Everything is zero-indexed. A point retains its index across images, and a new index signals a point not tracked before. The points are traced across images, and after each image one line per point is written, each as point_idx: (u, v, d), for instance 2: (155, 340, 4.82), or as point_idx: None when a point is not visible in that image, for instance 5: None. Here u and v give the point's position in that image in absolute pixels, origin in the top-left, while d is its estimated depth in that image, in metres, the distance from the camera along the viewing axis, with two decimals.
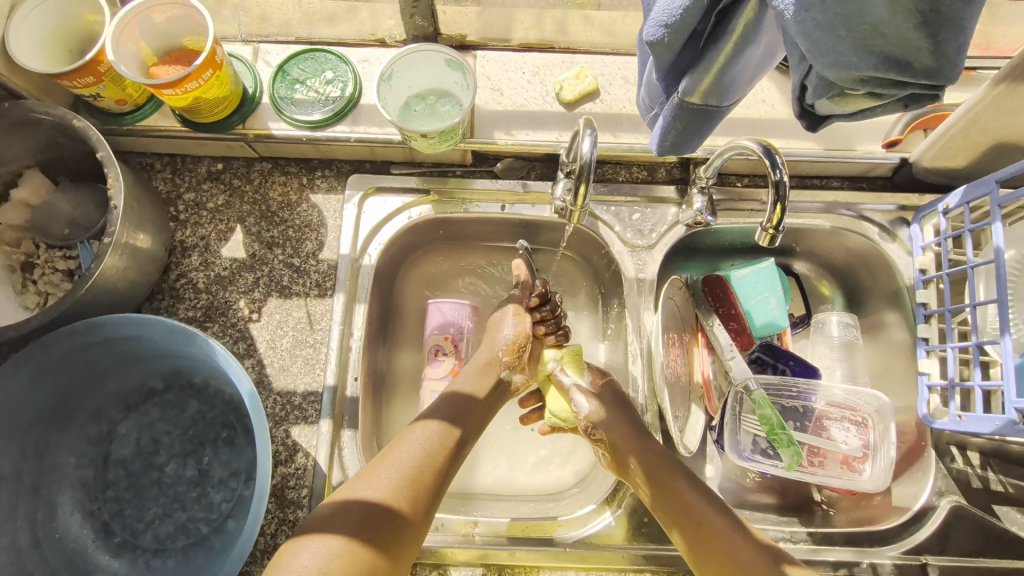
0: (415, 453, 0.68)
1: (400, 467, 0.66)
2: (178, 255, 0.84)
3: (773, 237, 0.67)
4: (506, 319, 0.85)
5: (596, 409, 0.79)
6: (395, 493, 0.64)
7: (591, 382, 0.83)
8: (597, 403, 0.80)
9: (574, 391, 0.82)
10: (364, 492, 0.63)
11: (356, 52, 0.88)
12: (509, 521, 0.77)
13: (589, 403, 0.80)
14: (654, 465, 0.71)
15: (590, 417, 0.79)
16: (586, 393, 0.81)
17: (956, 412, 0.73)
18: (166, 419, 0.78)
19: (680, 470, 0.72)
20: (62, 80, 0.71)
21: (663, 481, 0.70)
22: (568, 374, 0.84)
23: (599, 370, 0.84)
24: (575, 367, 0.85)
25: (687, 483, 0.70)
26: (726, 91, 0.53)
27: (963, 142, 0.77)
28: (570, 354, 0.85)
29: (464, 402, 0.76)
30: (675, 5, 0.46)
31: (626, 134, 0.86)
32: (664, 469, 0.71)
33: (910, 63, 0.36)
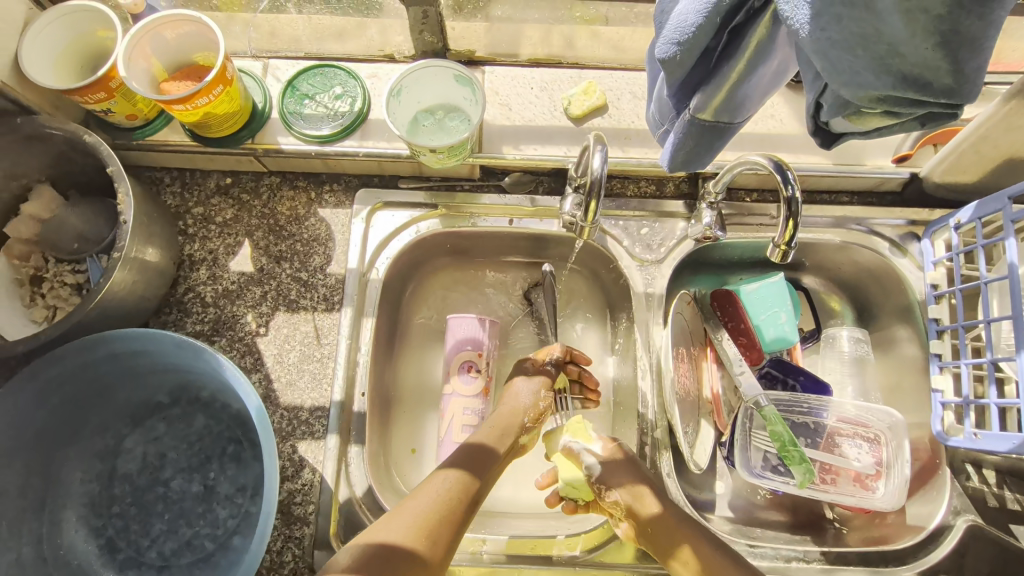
0: (438, 500, 0.66)
1: (420, 511, 0.65)
2: (187, 268, 0.84)
3: (784, 254, 0.67)
4: (522, 386, 0.83)
5: (609, 472, 0.75)
6: (414, 535, 0.62)
7: (601, 447, 0.79)
8: (609, 467, 0.75)
9: (586, 457, 0.78)
10: (384, 535, 0.62)
11: (365, 68, 0.88)
12: (509, 539, 0.76)
13: (599, 465, 0.76)
14: (674, 529, 0.69)
15: (603, 479, 0.74)
16: (598, 456, 0.77)
17: (970, 430, 0.73)
18: (172, 434, 0.78)
19: (703, 534, 0.69)
20: (73, 96, 0.72)
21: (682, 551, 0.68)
22: (579, 443, 0.80)
23: (610, 437, 0.80)
24: (586, 438, 0.80)
25: (712, 547, 0.67)
26: (738, 108, 0.53)
27: (974, 157, 0.77)
28: (577, 425, 0.82)
29: (484, 450, 0.74)
30: (687, 24, 0.46)
31: (635, 149, 0.86)
32: (685, 532, 0.69)
33: (929, 83, 0.36)
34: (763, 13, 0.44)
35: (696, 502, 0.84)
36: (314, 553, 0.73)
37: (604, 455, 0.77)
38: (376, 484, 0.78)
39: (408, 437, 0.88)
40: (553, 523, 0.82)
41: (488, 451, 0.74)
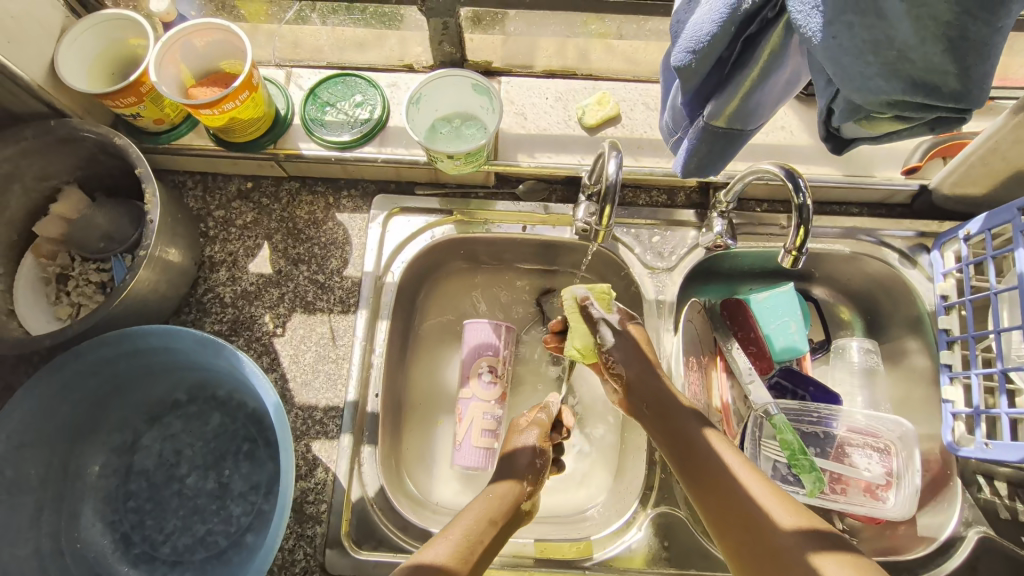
0: (473, 522, 0.66)
1: (460, 535, 0.65)
2: (207, 269, 0.86)
3: (796, 260, 0.67)
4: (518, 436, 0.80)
5: (616, 348, 0.80)
6: (456, 557, 0.62)
7: (618, 320, 0.81)
8: (622, 344, 0.80)
9: (601, 326, 0.81)
10: (427, 555, 0.62)
11: (385, 78, 0.91)
12: (533, 543, 0.77)
13: (612, 340, 0.80)
14: (666, 408, 0.75)
15: (610, 352, 0.80)
16: (616, 329, 0.80)
17: (982, 439, 0.73)
18: (188, 431, 0.79)
19: (692, 412, 0.74)
20: (106, 101, 0.74)
21: (675, 425, 0.74)
22: (596, 309, 0.81)
23: (627, 312, 0.83)
24: (605, 306, 0.81)
25: (693, 423, 0.73)
26: (751, 115, 0.54)
27: (982, 170, 0.78)
28: (602, 290, 0.82)
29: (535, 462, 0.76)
30: (703, 33, 0.48)
31: (647, 158, 0.88)
32: (671, 409, 0.75)
33: (938, 87, 0.37)
34: (776, 23, 0.46)
35: None
36: (326, 551, 0.74)
37: (621, 329, 0.81)
38: (387, 484, 0.79)
39: (433, 409, 0.91)
40: (563, 528, 0.82)
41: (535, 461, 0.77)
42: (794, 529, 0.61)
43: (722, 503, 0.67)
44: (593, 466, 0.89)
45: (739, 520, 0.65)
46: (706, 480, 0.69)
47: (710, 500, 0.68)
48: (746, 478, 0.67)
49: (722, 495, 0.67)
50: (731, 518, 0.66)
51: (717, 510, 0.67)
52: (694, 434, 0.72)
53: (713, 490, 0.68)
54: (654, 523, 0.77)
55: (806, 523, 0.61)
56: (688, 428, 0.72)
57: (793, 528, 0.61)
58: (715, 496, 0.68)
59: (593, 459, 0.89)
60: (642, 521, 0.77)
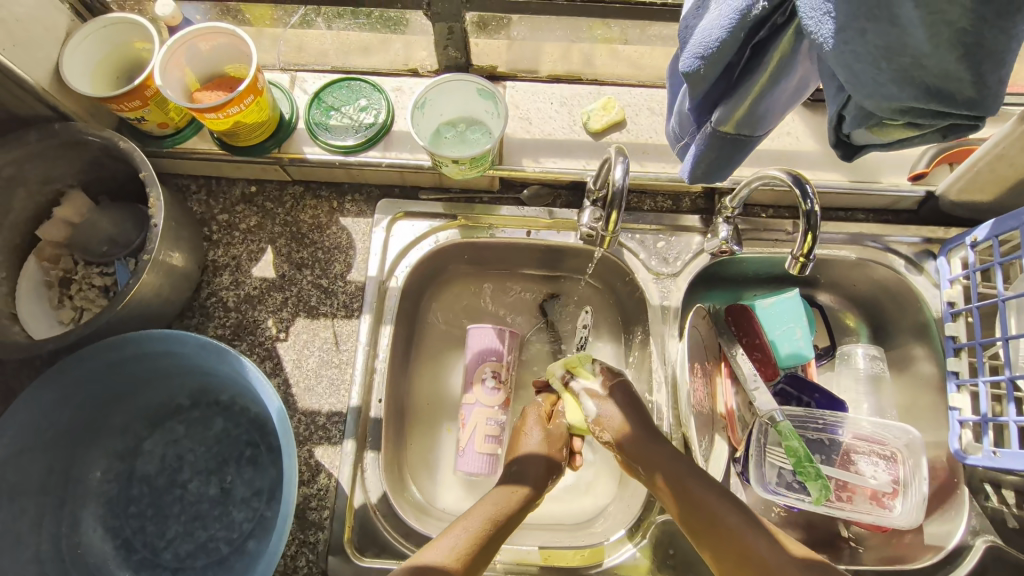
0: (477, 522, 0.67)
1: (461, 538, 0.65)
2: (210, 273, 0.85)
3: (803, 266, 0.67)
4: (533, 437, 0.79)
5: (607, 413, 0.78)
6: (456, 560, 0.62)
7: (601, 383, 0.81)
8: (612, 408, 0.78)
9: (585, 397, 0.80)
10: (427, 556, 0.62)
11: (389, 82, 0.91)
12: (535, 550, 0.77)
13: (598, 407, 0.79)
14: (665, 470, 0.71)
15: (601, 421, 0.78)
16: (600, 394, 0.80)
17: (990, 447, 0.72)
18: (190, 435, 0.79)
19: (694, 471, 0.71)
20: (110, 104, 0.74)
21: (676, 488, 0.70)
22: (578, 379, 0.82)
23: (608, 369, 0.82)
24: (584, 373, 0.82)
25: (702, 484, 0.70)
26: (759, 121, 0.54)
27: (990, 176, 0.77)
28: (575, 359, 0.83)
29: (549, 462, 0.77)
30: (712, 39, 0.47)
31: (652, 163, 0.88)
32: (678, 471, 0.71)
33: (952, 95, 0.37)
34: (786, 29, 0.46)
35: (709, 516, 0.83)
36: (329, 559, 0.73)
37: (605, 392, 0.80)
38: (391, 490, 0.78)
39: (437, 417, 0.90)
40: (567, 535, 0.81)
41: (551, 462, 0.77)
42: None
43: (741, 562, 0.66)
44: (598, 473, 0.88)
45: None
46: (725, 542, 0.67)
47: (731, 566, 0.66)
48: (762, 533, 0.67)
49: (742, 559, 0.66)
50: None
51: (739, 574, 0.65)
52: (701, 494, 0.69)
53: (733, 553, 0.66)
54: (658, 529, 0.77)
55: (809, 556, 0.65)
56: (693, 488, 0.69)
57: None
58: (734, 561, 0.66)
59: (598, 466, 0.88)
60: (647, 529, 0.77)
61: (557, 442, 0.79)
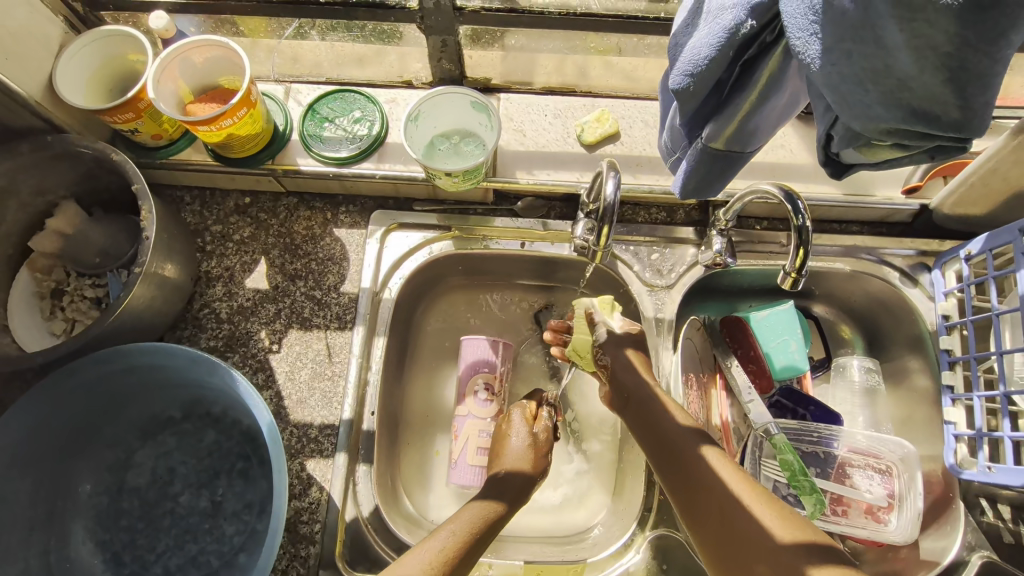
0: (463, 529, 0.66)
1: (449, 540, 0.64)
2: (203, 285, 0.85)
3: (795, 281, 0.67)
4: (516, 439, 0.79)
5: (610, 341, 0.80)
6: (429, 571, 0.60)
7: (621, 327, 0.81)
8: (616, 341, 0.80)
9: (600, 327, 0.81)
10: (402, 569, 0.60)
11: (384, 94, 0.91)
12: (524, 563, 0.76)
13: (609, 334, 0.80)
14: (646, 402, 0.75)
15: (602, 344, 0.80)
16: (614, 332, 0.81)
17: (984, 463, 0.72)
18: (182, 448, 0.79)
19: (673, 408, 0.74)
20: (103, 116, 0.74)
21: (654, 417, 0.74)
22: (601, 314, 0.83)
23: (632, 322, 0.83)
24: (609, 313, 0.82)
25: (677, 421, 0.72)
26: (750, 137, 0.54)
27: (983, 190, 0.77)
28: (608, 301, 0.83)
29: (523, 475, 0.75)
30: (700, 56, 0.47)
31: (646, 175, 0.88)
32: (656, 408, 0.74)
33: (938, 117, 0.37)
34: (774, 47, 0.46)
35: None
36: (320, 573, 0.73)
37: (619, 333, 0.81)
38: (384, 504, 0.78)
39: (431, 429, 0.90)
40: (559, 549, 0.80)
41: (527, 479, 0.76)
42: (787, 540, 0.59)
43: (699, 494, 0.67)
44: (592, 484, 0.88)
45: (719, 516, 0.65)
46: (688, 474, 0.68)
47: (690, 493, 0.68)
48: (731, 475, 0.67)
49: (704, 490, 0.67)
50: (713, 513, 0.65)
51: (695, 503, 0.67)
52: (672, 427, 0.72)
53: (698, 489, 0.67)
54: (655, 541, 0.76)
55: (801, 533, 0.60)
56: (666, 421, 0.73)
57: (779, 532, 0.60)
58: (694, 491, 0.67)
59: (592, 479, 0.88)
60: (641, 543, 0.76)
61: (536, 459, 0.78)
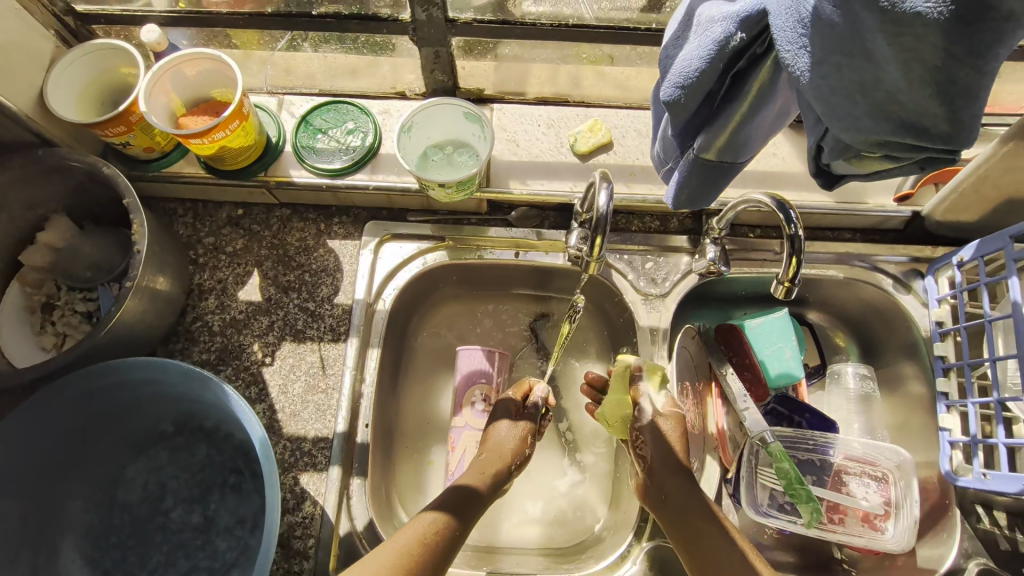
0: (456, 498, 0.69)
1: (443, 507, 0.67)
2: (196, 297, 0.85)
3: (788, 290, 0.67)
4: (503, 427, 0.79)
5: (649, 429, 0.76)
6: (419, 541, 0.63)
7: (663, 404, 0.78)
8: (654, 427, 0.76)
9: (644, 401, 0.78)
10: (398, 538, 0.63)
11: (377, 105, 0.91)
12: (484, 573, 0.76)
13: (650, 418, 0.76)
14: (688, 510, 0.70)
15: (641, 429, 0.76)
16: (657, 410, 0.77)
17: (980, 469, 0.72)
18: (174, 463, 0.78)
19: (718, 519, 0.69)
20: (94, 129, 0.74)
21: (697, 530, 0.69)
22: (646, 383, 0.79)
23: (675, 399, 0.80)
24: (655, 385, 0.79)
25: (725, 537, 0.68)
26: (742, 148, 0.54)
27: (974, 197, 0.78)
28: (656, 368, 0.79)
29: (467, 490, 0.71)
30: (691, 69, 0.47)
31: (640, 185, 0.88)
32: (702, 519, 0.69)
33: (927, 129, 0.37)
34: (765, 59, 0.46)
35: None
36: None
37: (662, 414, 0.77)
38: (378, 518, 0.76)
39: (424, 438, 0.90)
40: (556, 561, 0.80)
41: (474, 493, 0.71)
42: None
43: None
44: (588, 495, 0.87)
45: None
46: None
47: None
48: None
49: None
50: None
51: None
52: (718, 545, 0.67)
53: None
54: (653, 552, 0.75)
55: None
56: (710, 535, 0.68)
57: None
58: None
59: (590, 490, 0.87)
60: (638, 554, 0.76)
61: (484, 472, 0.73)
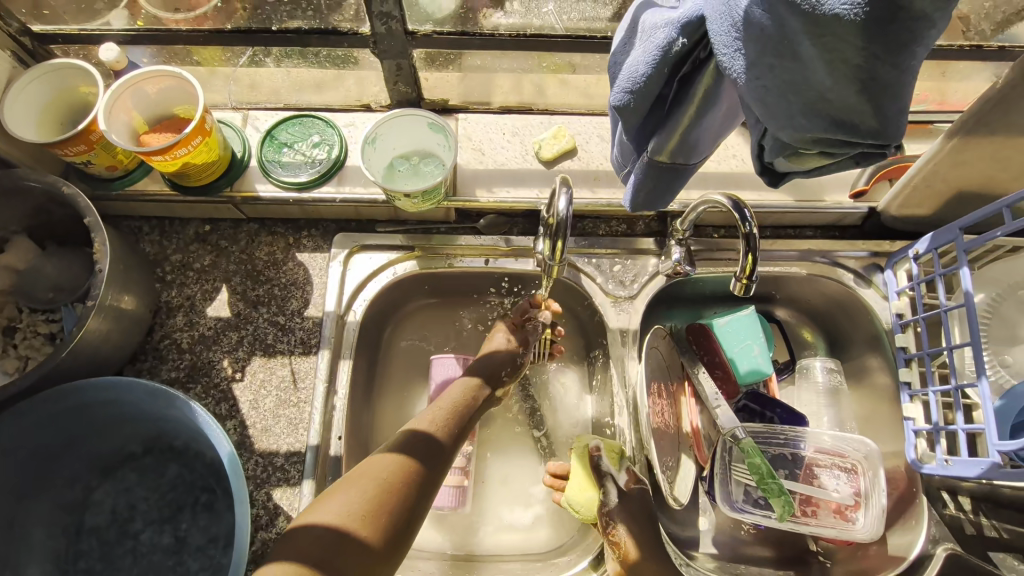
0: (445, 412, 0.76)
1: (427, 425, 0.74)
2: (163, 315, 0.84)
3: (747, 287, 0.68)
4: (500, 339, 0.87)
5: (620, 516, 0.75)
6: (399, 464, 0.69)
7: (625, 482, 0.78)
8: (625, 507, 0.75)
9: (608, 483, 0.77)
10: (385, 463, 0.69)
11: (342, 118, 0.92)
12: None
13: (619, 500, 0.76)
14: None
15: (612, 515, 0.75)
16: (621, 488, 0.77)
17: (943, 456, 0.73)
18: (143, 483, 0.77)
19: None
20: (54, 149, 0.73)
21: None
22: (605, 463, 0.79)
23: (635, 475, 0.79)
24: (615, 464, 0.79)
25: None
26: (693, 150, 0.55)
27: (925, 192, 0.80)
28: (614, 446, 0.81)
29: (429, 439, 0.73)
30: (638, 74, 0.49)
31: (604, 189, 0.90)
32: None
33: (856, 125, 0.38)
34: (709, 63, 0.47)
35: (678, 539, 0.85)
36: None
37: (626, 491, 0.77)
38: None
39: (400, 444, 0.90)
40: (535, 566, 0.81)
41: (438, 441, 0.73)
42: None
43: None
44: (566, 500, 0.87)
45: None
46: None
47: None
48: None
49: None
50: None
51: None
52: None
53: None
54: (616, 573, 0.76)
55: None
56: None
57: None
58: None
59: None
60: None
61: (443, 421, 0.75)
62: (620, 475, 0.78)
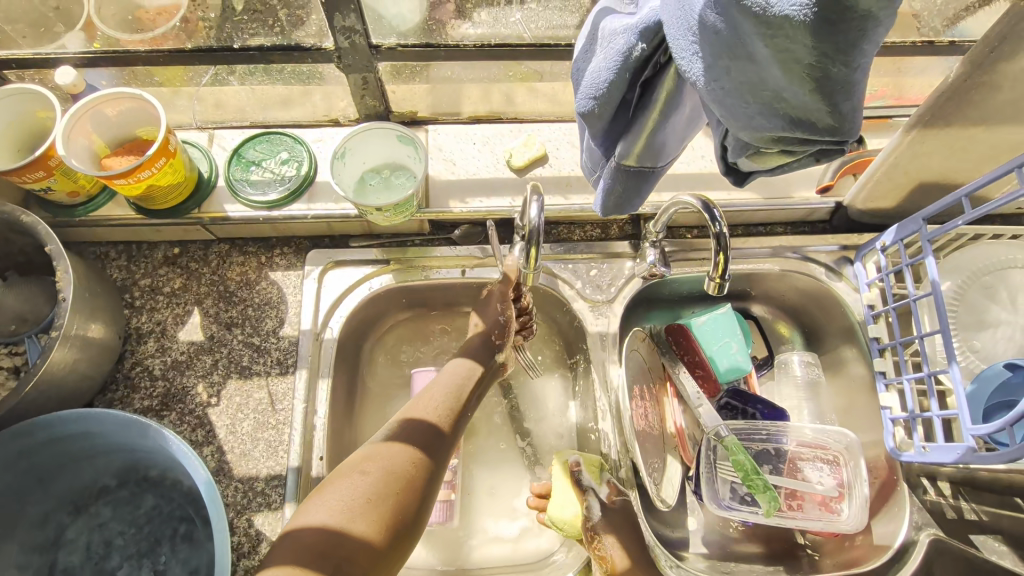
0: (445, 396, 0.75)
1: (425, 413, 0.73)
2: (133, 342, 0.82)
3: (721, 286, 0.69)
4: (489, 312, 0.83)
5: (605, 531, 0.74)
6: (399, 457, 0.67)
7: (607, 494, 0.78)
8: (610, 519, 0.75)
9: (590, 495, 0.77)
10: (386, 455, 0.67)
11: (310, 133, 0.91)
12: None
13: (602, 512, 0.76)
14: None
15: (597, 527, 0.75)
16: (603, 500, 0.77)
17: (920, 443, 0.74)
18: (119, 517, 0.75)
19: None
20: (11, 177, 0.71)
21: None
22: (586, 477, 0.80)
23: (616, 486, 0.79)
24: (596, 478, 0.79)
25: None
26: (659, 152, 0.56)
27: (888, 184, 0.82)
28: (593, 461, 0.81)
29: (429, 430, 0.71)
30: (601, 80, 0.49)
31: (576, 195, 0.90)
32: None
33: (814, 123, 0.39)
34: (668, 67, 0.48)
35: (668, 540, 0.85)
36: None
37: (609, 503, 0.77)
38: None
39: None
40: None
41: (434, 431, 0.72)
42: None
43: None
44: None
45: None
46: None
47: None
48: None
49: None
50: None
51: None
52: None
53: None
54: None
55: None
56: None
57: None
58: None
59: None
60: None
61: (439, 411, 0.73)
62: (602, 487, 0.78)
